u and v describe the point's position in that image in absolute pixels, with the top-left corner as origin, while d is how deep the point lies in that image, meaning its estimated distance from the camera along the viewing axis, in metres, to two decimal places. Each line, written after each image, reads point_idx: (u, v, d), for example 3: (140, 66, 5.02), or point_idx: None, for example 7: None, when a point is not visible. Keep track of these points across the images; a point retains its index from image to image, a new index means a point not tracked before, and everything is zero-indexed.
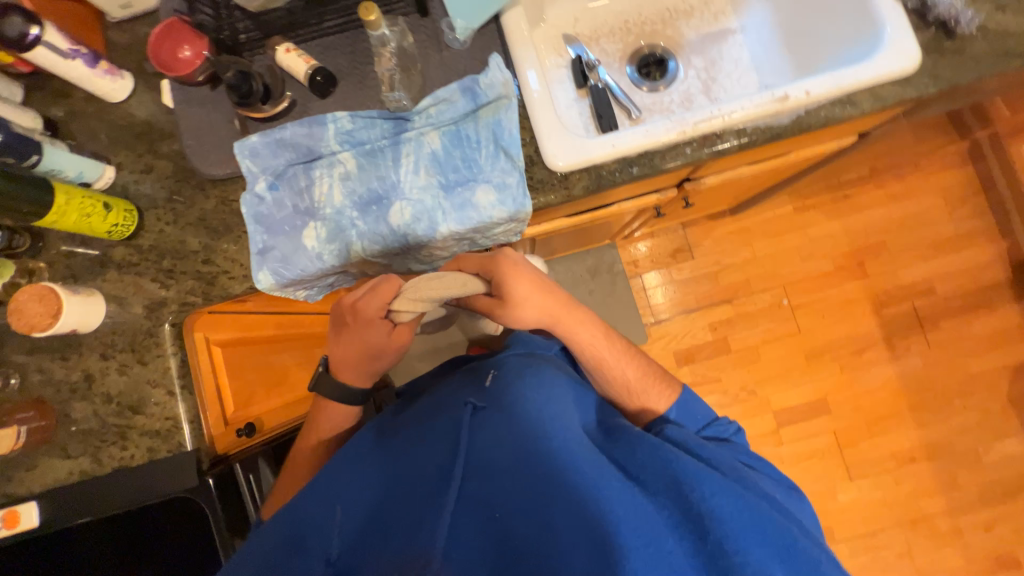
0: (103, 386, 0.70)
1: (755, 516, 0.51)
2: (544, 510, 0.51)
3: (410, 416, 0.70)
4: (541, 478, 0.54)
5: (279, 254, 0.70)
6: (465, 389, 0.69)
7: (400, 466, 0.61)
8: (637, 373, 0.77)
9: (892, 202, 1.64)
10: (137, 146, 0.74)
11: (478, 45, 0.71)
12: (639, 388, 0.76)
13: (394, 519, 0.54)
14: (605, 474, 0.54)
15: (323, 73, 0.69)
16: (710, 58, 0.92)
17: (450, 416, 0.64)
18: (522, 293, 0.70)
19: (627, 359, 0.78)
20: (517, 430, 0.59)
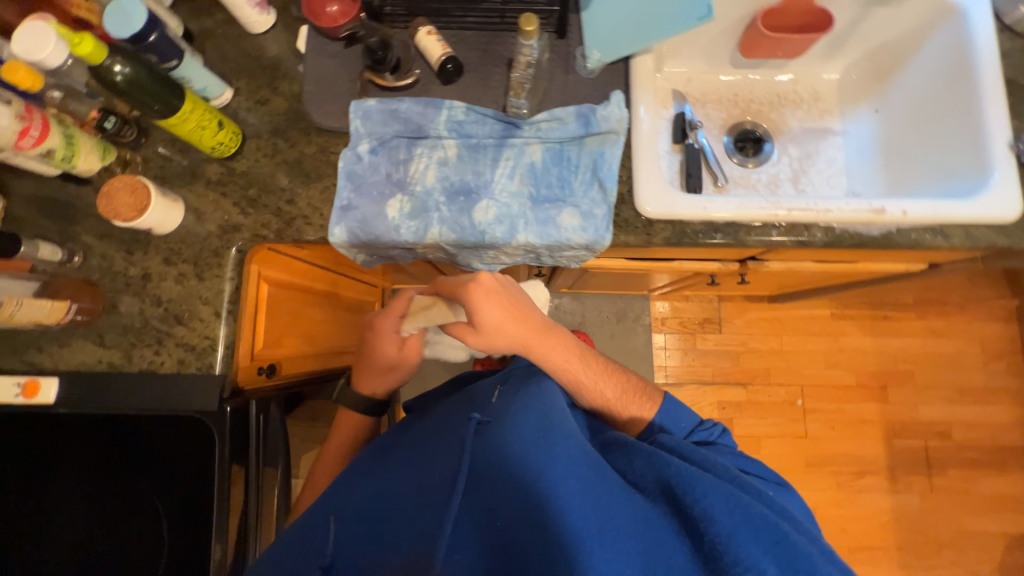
0: (156, 289, 0.72)
1: (749, 513, 0.50)
2: (539, 513, 0.52)
3: (422, 426, 0.74)
4: (535, 482, 0.54)
5: (360, 215, 0.72)
6: (472, 401, 0.72)
7: (413, 475, 0.64)
8: (612, 396, 0.75)
9: (929, 336, 1.63)
10: (259, 77, 0.77)
11: (603, 78, 0.73)
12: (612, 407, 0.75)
13: (398, 529, 0.57)
14: (601, 480, 0.55)
15: (454, 63, 0.72)
16: (806, 151, 0.94)
17: (460, 428, 0.66)
18: (492, 319, 0.71)
19: (604, 378, 0.76)
20: (517, 438, 0.60)
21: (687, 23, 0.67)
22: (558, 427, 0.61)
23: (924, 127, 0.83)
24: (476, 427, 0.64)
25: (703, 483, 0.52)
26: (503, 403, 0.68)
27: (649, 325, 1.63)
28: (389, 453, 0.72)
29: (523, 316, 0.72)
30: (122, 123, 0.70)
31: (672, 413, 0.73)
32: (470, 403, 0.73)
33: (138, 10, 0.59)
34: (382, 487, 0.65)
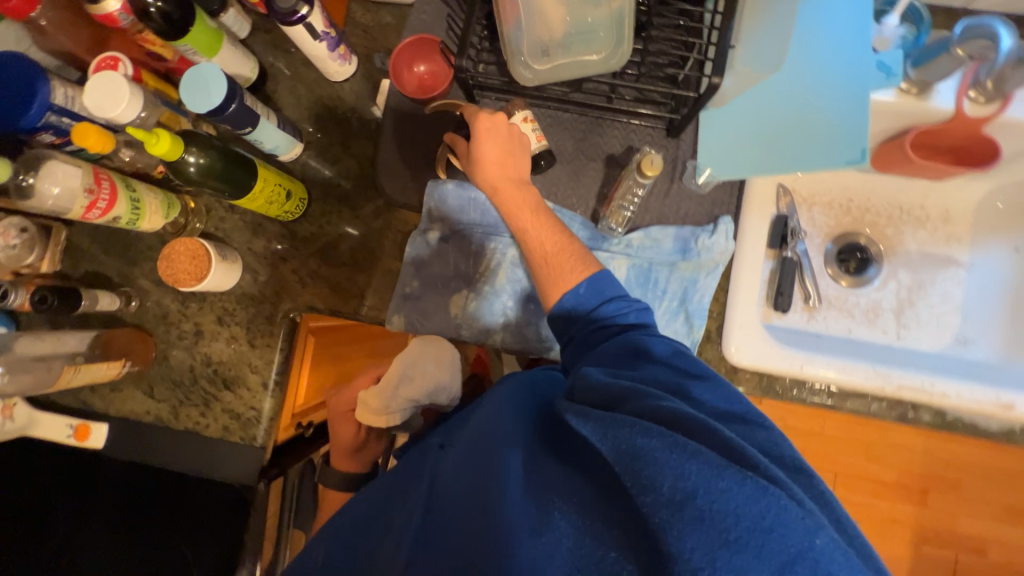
0: (207, 349, 0.70)
1: (677, 454, 0.35)
2: (473, 517, 0.41)
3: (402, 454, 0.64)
4: (471, 487, 0.44)
5: (421, 306, 0.67)
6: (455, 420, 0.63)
7: (384, 506, 0.54)
8: (555, 243, 0.58)
9: (993, 447, 1.49)
10: (333, 133, 0.71)
11: (713, 197, 0.64)
12: (547, 261, 0.58)
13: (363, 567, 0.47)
14: (536, 465, 0.44)
15: (547, 157, 0.63)
16: (919, 280, 0.81)
17: (426, 459, 0.56)
18: (493, 148, 0.58)
19: (547, 225, 0.59)
20: (471, 447, 0.49)
21: (832, 162, 0.57)
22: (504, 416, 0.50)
23: None
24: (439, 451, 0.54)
25: (640, 432, 0.37)
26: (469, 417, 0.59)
27: None
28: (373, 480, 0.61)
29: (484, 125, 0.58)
30: None
31: (589, 290, 0.55)
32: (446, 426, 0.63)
33: (219, 79, 0.54)
34: (360, 506, 0.56)
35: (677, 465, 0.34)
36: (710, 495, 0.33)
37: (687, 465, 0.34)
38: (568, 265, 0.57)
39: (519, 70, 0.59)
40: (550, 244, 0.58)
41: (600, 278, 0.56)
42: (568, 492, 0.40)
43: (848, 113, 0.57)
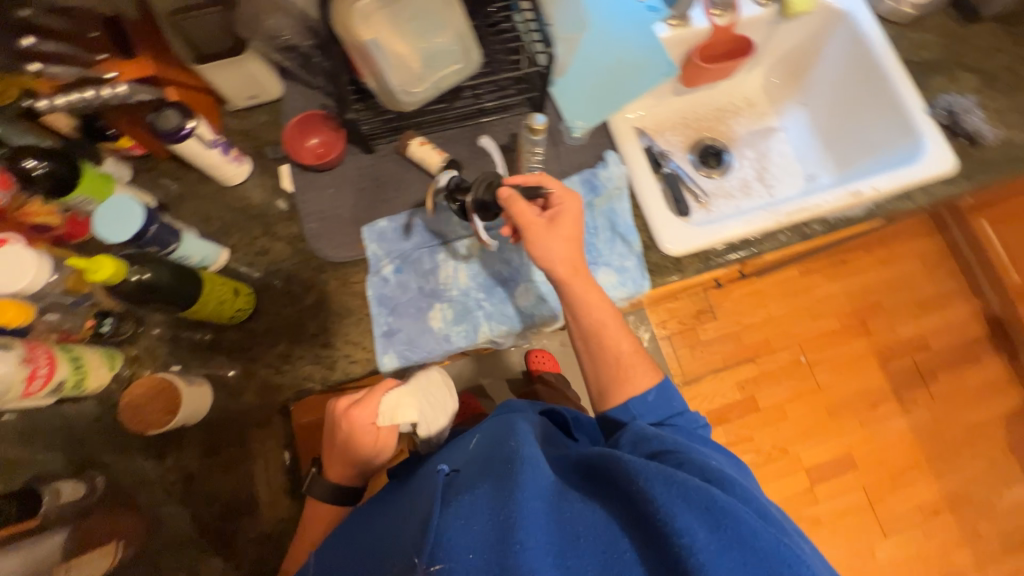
0: (205, 487, 0.64)
1: (728, 510, 0.43)
2: (499, 536, 0.43)
3: (389, 498, 0.64)
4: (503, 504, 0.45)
5: (405, 337, 0.70)
6: (453, 453, 0.64)
7: (380, 545, 0.53)
8: (632, 349, 0.70)
9: (880, 266, 1.83)
10: (251, 228, 0.74)
11: (592, 142, 0.78)
12: (621, 367, 0.69)
13: None
14: (564, 494, 0.48)
15: (454, 165, 0.73)
16: (760, 151, 1.05)
17: (426, 487, 0.56)
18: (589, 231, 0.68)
19: (623, 333, 0.70)
20: (484, 472, 0.51)
21: (655, 80, 0.76)
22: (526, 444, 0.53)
23: (851, 110, 0.96)
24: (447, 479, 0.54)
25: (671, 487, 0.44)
26: (472, 449, 0.61)
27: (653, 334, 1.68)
28: (363, 519, 0.60)
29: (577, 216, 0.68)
30: (118, 321, 0.64)
31: (656, 398, 0.67)
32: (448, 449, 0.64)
33: (136, 208, 0.57)
34: (351, 553, 0.55)
35: (719, 520, 0.43)
36: (745, 545, 0.42)
37: (724, 520, 0.43)
38: (635, 370, 0.69)
39: (404, 100, 0.68)
40: (623, 349, 0.69)
41: (665, 389, 0.68)
42: (599, 524, 0.45)
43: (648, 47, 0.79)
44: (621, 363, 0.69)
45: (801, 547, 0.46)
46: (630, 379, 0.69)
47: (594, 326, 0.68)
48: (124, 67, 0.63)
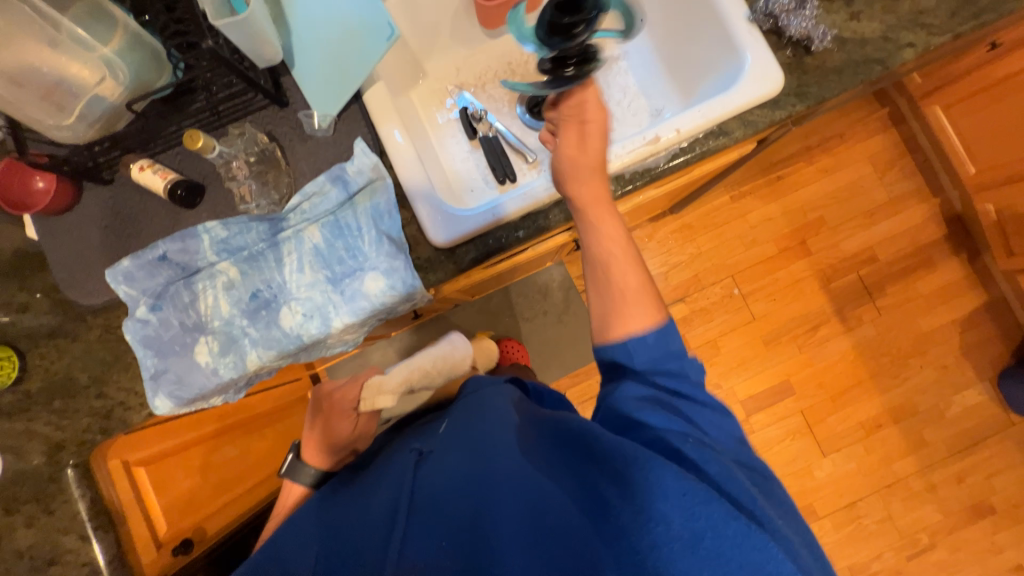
0: (13, 542, 0.67)
1: (707, 504, 0.47)
2: (474, 528, 0.54)
3: (360, 475, 0.69)
4: (481, 497, 0.56)
5: (173, 375, 0.68)
6: (425, 432, 0.72)
7: (361, 523, 0.59)
8: (633, 278, 0.63)
9: (824, 176, 1.66)
10: (9, 284, 0.71)
11: (342, 131, 0.68)
12: (623, 291, 0.63)
13: (346, 544, 0.58)
14: (538, 486, 0.55)
15: (185, 185, 0.65)
16: (598, 90, 0.90)
17: (399, 461, 0.66)
18: (584, 157, 0.63)
19: (632, 262, 0.64)
20: (462, 460, 0.61)
21: (381, 45, 0.67)
22: (503, 436, 0.62)
23: (682, 26, 0.80)
24: (415, 458, 0.64)
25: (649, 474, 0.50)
26: (451, 430, 0.67)
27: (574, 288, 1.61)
28: (347, 486, 0.68)
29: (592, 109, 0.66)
30: None
31: (657, 339, 0.60)
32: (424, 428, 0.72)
33: None
34: (335, 534, 0.60)
35: (694, 509, 0.47)
36: (714, 537, 0.47)
37: (699, 509, 0.47)
38: (637, 300, 0.62)
39: (58, 134, 0.61)
40: (634, 274, 0.63)
41: (666, 329, 0.61)
42: (568, 511, 0.53)
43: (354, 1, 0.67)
44: (620, 287, 0.63)
45: (777, 525, 0.49)
46: (628, 307, 0.62)
47: (604, 247, 0.64)
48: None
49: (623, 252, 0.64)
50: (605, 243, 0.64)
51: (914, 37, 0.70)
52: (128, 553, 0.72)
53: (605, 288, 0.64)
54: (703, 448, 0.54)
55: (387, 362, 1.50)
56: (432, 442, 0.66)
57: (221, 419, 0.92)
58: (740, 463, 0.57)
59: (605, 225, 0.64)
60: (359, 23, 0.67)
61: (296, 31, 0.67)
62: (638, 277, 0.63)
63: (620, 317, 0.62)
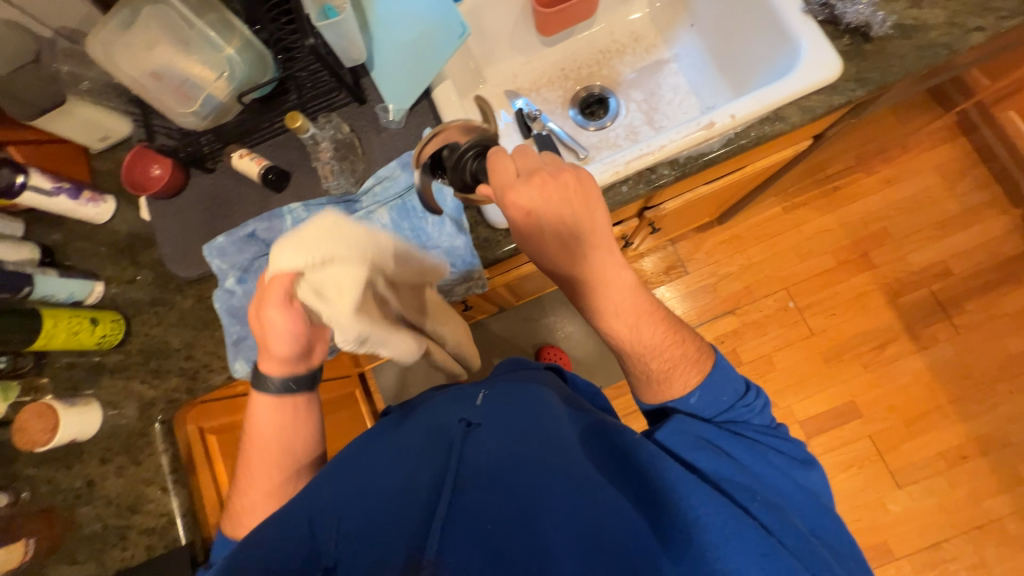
0: (103, 490, 0.74)
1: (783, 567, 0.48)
2: (526, 527, 0.49)
3: (388, 435, 0.65)
4: (535, 496, 0.52)
5: (252, 342, 0.74)
6: (459, 403, 0.67)
7: (393, 506, 0.54)
8: (666, 358, 0.64)
9: (885, 187, 1.59)
10: (122, 259, 0.81)
11: (413, 123, 0.75)
12: (661, 375, 0.64)
13: (373, 521, 0.53)
14: (599, 489, 0.52)
15: (275, 171, 0.73)
16: (649, 90, 0.94)
17: (441, 435, 0.61)
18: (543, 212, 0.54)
19: (663, 331, 0.63)
20: (513, 445, 0.57)
21: (453, 42, 0.73)
22: (556, 430, 0.59)
23: (734, 25, 0.83)
24: (464, 430, 0.60)
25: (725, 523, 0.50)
26: (497, 405, 0.65)
27: None
28: (376, 445, 0.64)
29: (546, 179, 0.53)
30: (15, 356, 0.73)
31: (701, 401, 0.63)
32: (461, 401, 0.68)
33: None
34: (358, 509, 0.54)
35: (773, 568, 0.48)
36: None
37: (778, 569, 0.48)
38: (681, 377, 0.63)
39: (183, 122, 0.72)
40: (668, 351, 0.64)
41: (713, 385, 0.63)
42: (632, 525, 0.50)
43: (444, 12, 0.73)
44: (653, 367, 0.64)
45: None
46: (669, 381, 0.64)
47: (627, 333, 0.63)
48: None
49: (645, 330, 0.63)
50: (625, 323, 0.62)
51: (982, 20, 0.69)
52: (198, 508, 0.76)
53: (640, 367, 0.65)
54: (768, 508, 0.54)
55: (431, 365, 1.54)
56: (479, 416, 0.63)
57: (236, 411, 0.92)
58: (810, 531, 0.55)
59: (614, 301, 0.60)
60: (444, 27, 0.73)
61: (378, 36, 0.75)
62: (675, 351, 0.64)
63: (657, 392, 0.65)
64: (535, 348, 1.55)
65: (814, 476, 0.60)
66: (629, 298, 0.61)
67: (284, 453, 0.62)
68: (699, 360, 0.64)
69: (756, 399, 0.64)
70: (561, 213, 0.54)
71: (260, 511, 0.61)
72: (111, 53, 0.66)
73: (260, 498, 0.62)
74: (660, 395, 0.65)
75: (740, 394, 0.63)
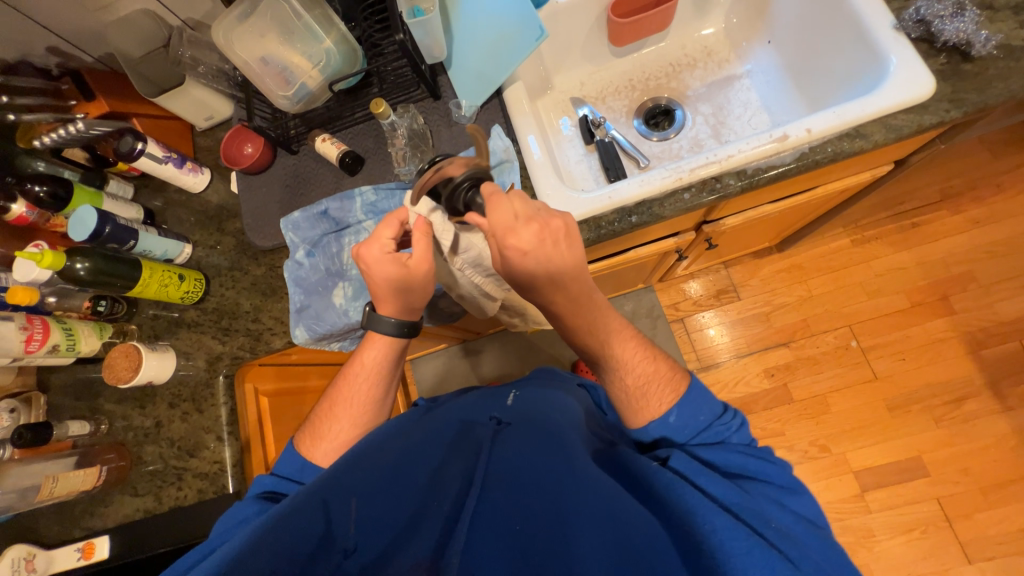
0: (168, 432, 0.81)
1: None
2: (548, 534, 0.48)
3: (420, 421, 0.68)
4: (559, 502, 0.51)
5: (313, 312, 0.79)
6: (488, 404, 0.71)
7: (417, 496, 0.55)
8: (643, 374, 0.63)
9: (972, 227, 1.47)
10: (209, 225, 0.89)
11: (483, 119, 0.79)
12: (637, 393, 0.63)
13: (391, 508, 0.53)
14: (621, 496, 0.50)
15: (352, 155, 0.79)
16: (717, 104, 0.93)
17: (469, 436, 0.63)
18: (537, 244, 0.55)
19: (641, 352, 0.64)
20: (534, 449, 0.58)
21: (529, 45, 0.76)
22: (577, 441, 0.59)
23: (815, 41, 0.81)
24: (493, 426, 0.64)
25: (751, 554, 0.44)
26: (525, 413, 0.67)
27: (663, 316, 1.55)
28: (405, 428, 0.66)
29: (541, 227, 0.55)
30: (113, 302, 0.82)
31: (680, 419, 0.60)
32: (490, 406, 0.70)
33: (90, 212, 0.72)
34: (375, 488, 0.54)
35: None
36: None
37: None
38: (658, 394, 0.62)
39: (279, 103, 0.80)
40: (645, 366, 0.63)
41: (691, 402, 0.61)
42: (659, 541, 0.46)
43: (522, 17, 0.77)
44: (630, 383, 0.63)
45: None
46: (649, 399, 0.62)
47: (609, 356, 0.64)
48: (89, 108, 0.81)
49: (621, 345, 0.64)
50: (598, 338, 0.63)
51: None
52: (246, 461, 0.81)
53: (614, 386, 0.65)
54: (785, 536, 0.47)
55: (466, 363, 1.56)
56: (509, 418, 0.66)
57: (283, 378, 0.98)
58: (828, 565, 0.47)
59: (590, 317, 0.62)
60: (520, 32, 0.77)
61: (459, 37, 0.80)
62: (654, 366, 0.64)
63: (636, 410, 0.63)
64: (572, 360, 1.53)
65: (806, 502, 0.54)
66: (603, 317, 0.62)
67: (380, 392, 0.69)
68: (675, 376, 0.64)
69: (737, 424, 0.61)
70: (552, 255, 0.55)
71: (342, 439, 0.66)
72: (229, 38, 0.74)
73: (348, 429, 0.67)
74: (640, 417, 0.63)
75: (716, 415, 0.61)
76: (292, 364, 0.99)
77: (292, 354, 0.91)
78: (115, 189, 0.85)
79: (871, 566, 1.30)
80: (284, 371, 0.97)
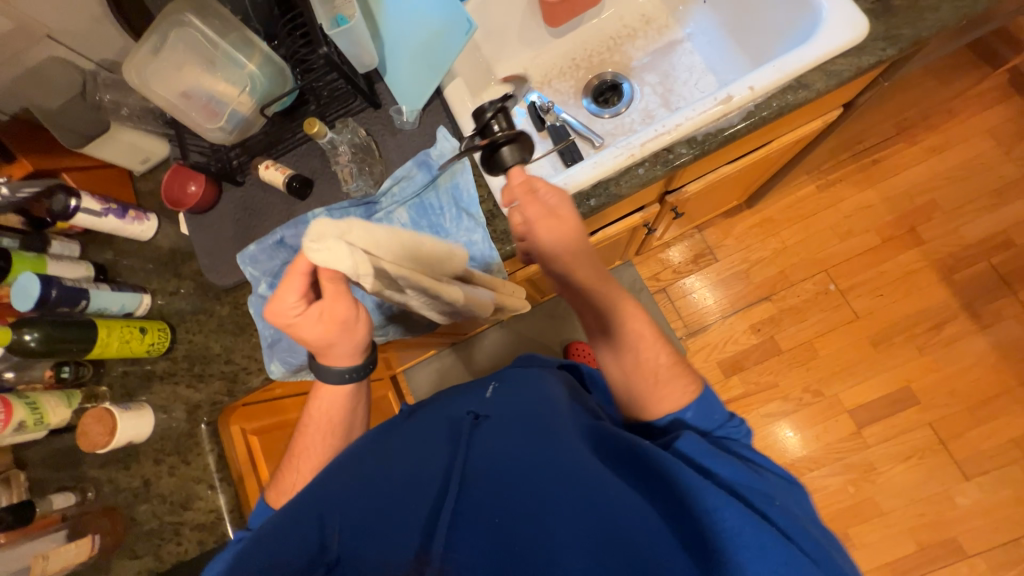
0: (158, 488, 0.79)
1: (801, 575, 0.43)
2: (535, 526, 0.47)
3: (401, 425, 0.65)
4: (545, 492, 0.50)
5: (286, 344, 0.77)
6: (472, 396, 0.68)
7: (399, 503, 0.52)
8: (658, 361, 0.67)
9: (931, 156, 1.49)
10: (166, 271, 0.86)
11: (427, 121, 0.77)
12: (654, 380, 0.65)
13: (373, 520, 0.51)
14: (609, 483, 0.50)
15: (299, 179, 0.76)
16: (663, 72, 0.92)
17: (449, 429, 0.61)
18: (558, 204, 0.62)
19: (659, 343, 0.67)
20: (516, 438, 0.56)
21: (460, 39, 0.75)
22: (562, 427, 0.57)
23: None
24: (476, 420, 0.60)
25: (746, 527, 0.45)
26: (505, 400, 0.65)
27: (646, 288, 1.55)
28: (388, 435, 0.63)
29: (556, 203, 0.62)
30: (77, 365, 0.79)
31: (695, 417, 0.62)
32: (468, 398, 0.67)
33: (33, 279, 0.69)
34: (361, 507, 0.52)
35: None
36: None
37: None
38: (672, 387, 0.65)
39: (211, 135, 0.77)
40: (663, 356, 0.67)
41: (705, 399, 0.64)
42: (646, 533, 0.46)
43: (445, 12, 0.77)
44: (649, 370, 0.66)
45: None
46: (663, 390, 0.65)
47: (628, 340, 0.67)
48: (11, 170, 0.76)
49: (641, 334, 0.68)
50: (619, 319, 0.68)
51: None
52: (243, 505, 0.80)
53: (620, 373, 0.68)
54: (787, 514, 0.49)
55: (458, 366, 1.55)
56: (487, 408, 0.63)
57: (271, 413, 0.97)
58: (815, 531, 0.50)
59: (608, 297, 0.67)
60: (448, 25, 0.76)
61: (387, 40, 0.77)
62: (669, 356, 0.67)
63: (645, 400, 0.65)
64: (563, 347, 1.53)
65: (801, 497, 0.55)
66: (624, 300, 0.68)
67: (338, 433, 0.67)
68: (693, 370, 0.67)
69: (739, 426, 0.63)
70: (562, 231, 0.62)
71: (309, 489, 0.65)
72: (145, 77, 0.71)
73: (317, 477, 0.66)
74: (654, 405, 0.65)
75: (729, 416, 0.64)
76: (278, 397, 0.98)
77: (273, 388, 0.90)
78: (60, 249, 0.81)
79: (875, 498, 1.34)
80: (269, 406, 0.96)
